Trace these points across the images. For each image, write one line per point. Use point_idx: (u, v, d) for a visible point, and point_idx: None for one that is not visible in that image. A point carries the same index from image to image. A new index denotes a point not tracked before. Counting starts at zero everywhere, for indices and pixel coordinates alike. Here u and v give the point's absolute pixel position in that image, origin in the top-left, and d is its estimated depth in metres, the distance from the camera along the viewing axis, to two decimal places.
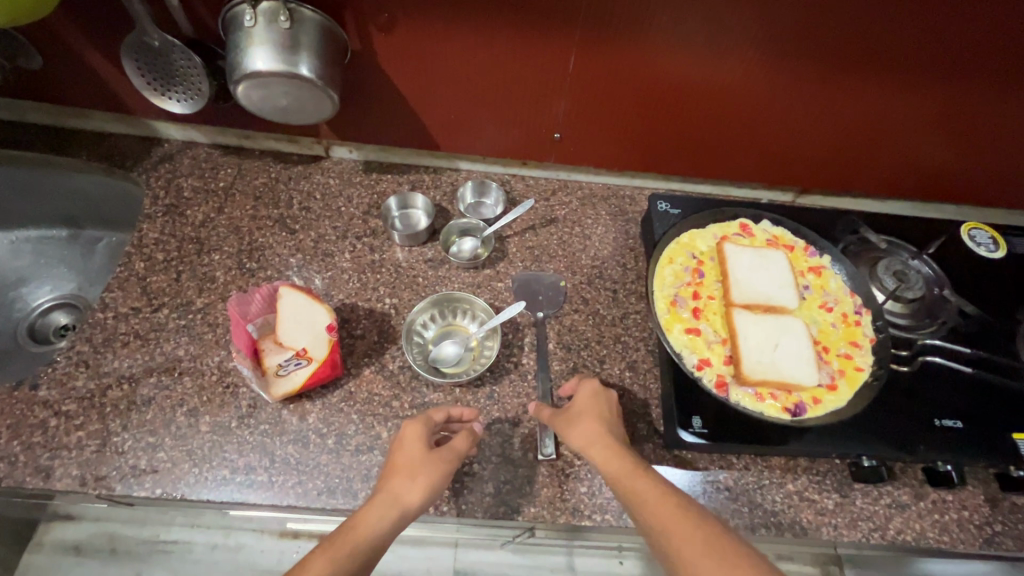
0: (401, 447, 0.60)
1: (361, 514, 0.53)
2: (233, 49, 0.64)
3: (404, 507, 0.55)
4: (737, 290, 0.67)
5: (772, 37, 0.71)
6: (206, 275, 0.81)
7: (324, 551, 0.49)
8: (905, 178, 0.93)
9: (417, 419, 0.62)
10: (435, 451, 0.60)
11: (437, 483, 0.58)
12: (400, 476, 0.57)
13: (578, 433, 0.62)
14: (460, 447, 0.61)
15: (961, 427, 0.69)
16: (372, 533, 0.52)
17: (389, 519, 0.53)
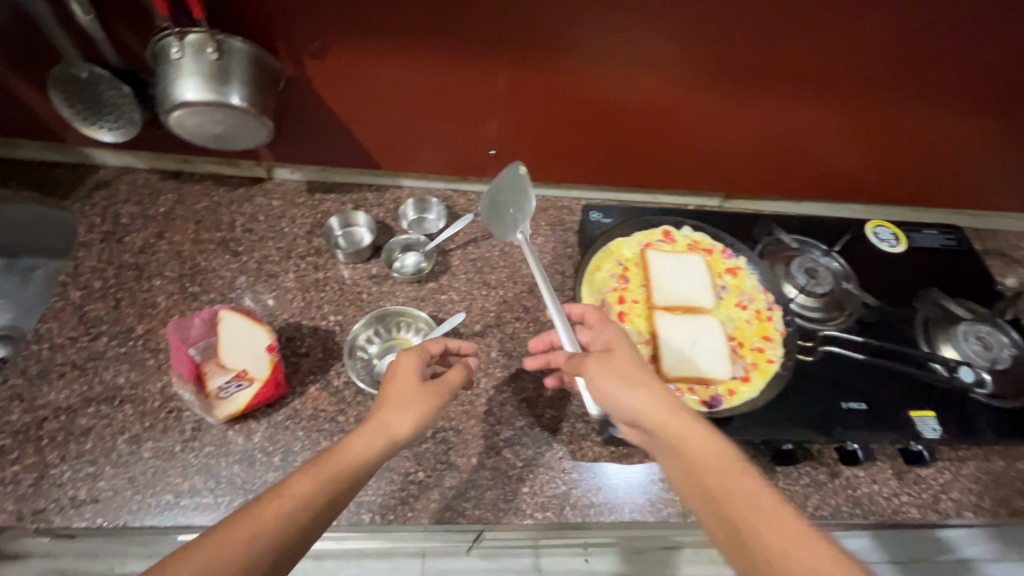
0: (394, 377, 0.62)
1: (349, 441, 0.55)
2: (161, 80, 0.65)
3: (392, 436, 0.57)
4: (658, 294, 0.72)
5: (684, 56, 0.76)
6: (146, 301, 0.81)
7: (304, 474, 0.51)
8: (818, 181, 1.00)
9: (412, 351, 0.65)
10: (430, 383, 0.63)
11: (426, 414, 0.60)
12: (392, 406, 0.59)
13: (647, 396, 0.55)
14: (452, 380, 0.64)
15: (864, 409, 0.75)
16: (361, 460, 0.54)
17: (376, 446, 0.56)
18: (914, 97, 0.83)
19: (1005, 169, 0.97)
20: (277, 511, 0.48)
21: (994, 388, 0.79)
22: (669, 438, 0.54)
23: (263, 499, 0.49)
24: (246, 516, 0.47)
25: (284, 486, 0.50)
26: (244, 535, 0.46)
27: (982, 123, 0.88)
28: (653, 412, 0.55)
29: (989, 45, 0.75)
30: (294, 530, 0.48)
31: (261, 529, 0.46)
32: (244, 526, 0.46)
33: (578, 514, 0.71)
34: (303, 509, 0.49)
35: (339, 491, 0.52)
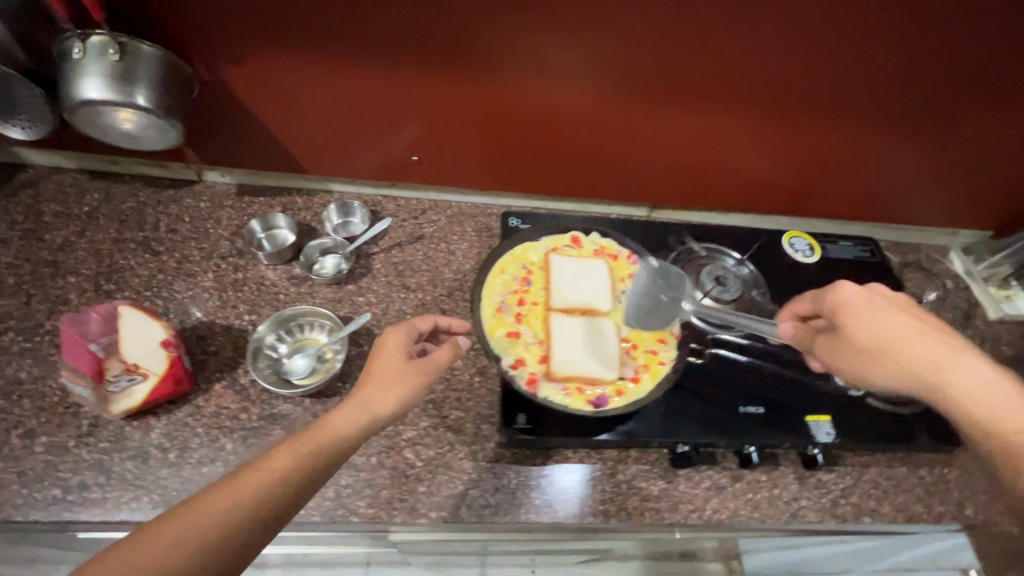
0: (380, 354, 0.62)
1: (333, 415, 0.54)
2: (64, 79, 0.67)
3: (375, 414, 0.56)
4: (557, 296, 0.75)
5: (588, 68, 0.79)
6: (59, 297, 0.81)
7: (287, 447, 0.51)
8: (738, 193, 1.04)
9: (399, 329, 0.64)
10: (416, 361, 0.61)
11: (412, 393, 0.59)
12: (378, 382, 0.58)
13: (961, 351, 0.57)
14: (441, 358, 0.63)
15: (761, 412, 0.79)
16: (340, 436, 0.53)
17: (359, 422, 0.55)
18: (818, 110, 0.86)
19: (918, 182, 1.00)
20: (256, 485, 0.47)
21: (886, 394, 0.84)
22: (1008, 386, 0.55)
23: (245, 471, 0.48)
24: (227, 489, 0.46)
25: (265, 460, 0.49)
26: (228, 504, 0.45)
27: (888, 137, 0.91)
28: (962, 356, 0.57)
29: (881, 63, 0.78)
30: (272, 499, 0.47)
31: (242, 497, 0.46)
32: (222, 497, 0.46)
33: (473, 514, 0.71)
34: (283, 483, 0.48)
35: (319, 464, 0.51)
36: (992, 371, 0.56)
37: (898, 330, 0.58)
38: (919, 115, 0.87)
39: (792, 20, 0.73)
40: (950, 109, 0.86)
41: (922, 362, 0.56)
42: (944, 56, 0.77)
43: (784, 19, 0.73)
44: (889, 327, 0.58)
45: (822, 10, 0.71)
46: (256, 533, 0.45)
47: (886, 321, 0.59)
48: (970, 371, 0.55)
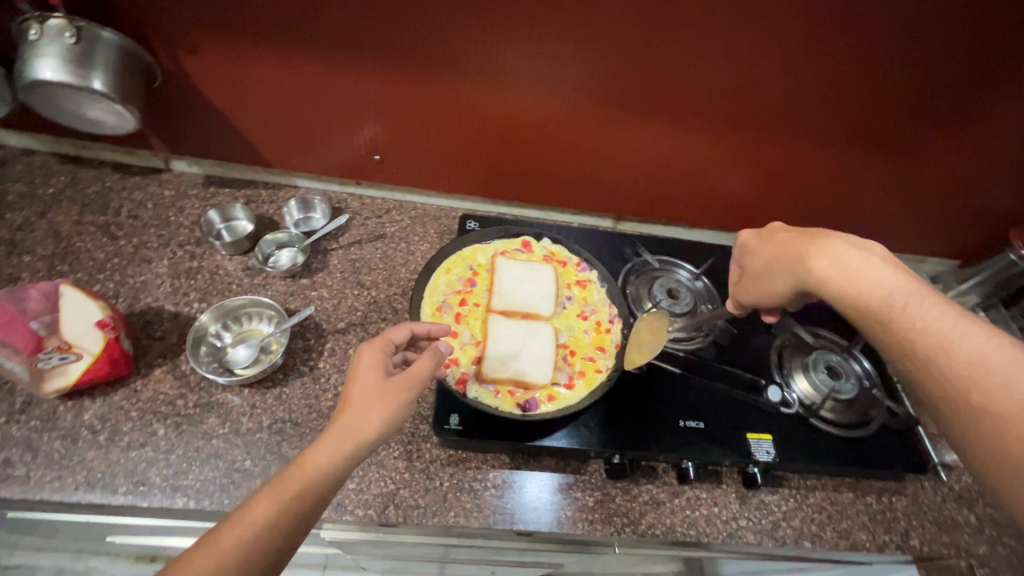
0: (355, 378, 0.58)
1: (313, 449, 0.52)
2: (20, 57, 0.68)
3: (360, 439, 0.53)
4: (499, 299, 0.76)
5: (544, 76, 0.80)
6: (12, 275, 0.82)
7: (269, 494, 0.49)
8: (701, 207, 1.04)
9: (371, 349, 0.60)
10: (394, 378, 0.58)
11: (397, 410, 0.56)
12: (357, 407, 0.55)
13: (820, 238, 0.61)
14: (420, 370, 0.59)
15: (702, 427, 0.77)
16: (323, 472, 0.51)
17: (342, 453, 0.52)
18: (777, 129, 0.87)
19: (881, 206, 1.00)
20: (238, 542, 0.46)
21: (840, 416, 0.81)
22: (858, 262, 0.57)
23: (226, 527, 0.47)
24: (207, 550, 0.45)
25: (246, 510, 0.48)
26: (210, 566, 0.44)
27: (847, 159, 0.91)
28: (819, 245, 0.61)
29: (835, 86, 0.79)
30: (258, 552, 0.47)
31: (225, 558, 0.45)
32: (205, 556, 0.45)
33: (400, 515, 0.70)
34: (269, 534, 0.47)
35: (305, 506, 0.49)
36: (849, 249, 0.59)
37: (776, 249, 0.66)
38: (877, 139, 0.87)
39: (745, 39, 0.73)
40: (908, 134, 0.86)
41: (791, 271, 0.62)
42: (898, 81, 0.77)
43: (737, 38, 0.73)
44: (773, 249, 0.66)
45: (774, 29, 0.72)
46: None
47: (770, 248, 0.67)
48: (829, 259, 0.58)
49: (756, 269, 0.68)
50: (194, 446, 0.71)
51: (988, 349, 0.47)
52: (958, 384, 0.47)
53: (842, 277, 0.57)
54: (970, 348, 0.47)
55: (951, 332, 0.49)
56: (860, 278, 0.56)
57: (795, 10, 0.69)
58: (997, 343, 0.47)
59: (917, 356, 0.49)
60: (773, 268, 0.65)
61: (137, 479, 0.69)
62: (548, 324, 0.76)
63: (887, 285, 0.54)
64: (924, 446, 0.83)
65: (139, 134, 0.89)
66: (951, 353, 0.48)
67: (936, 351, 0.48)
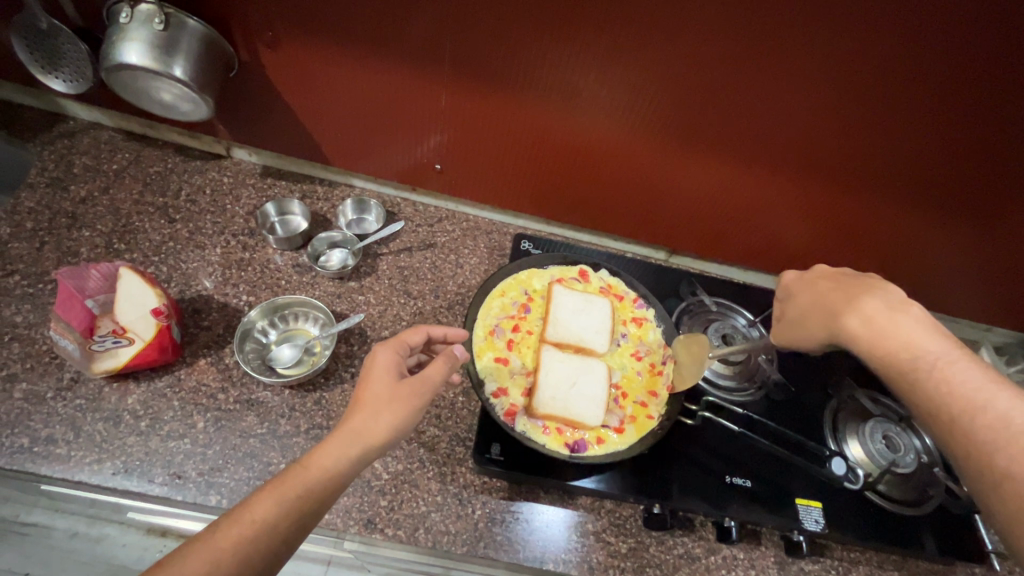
0: (369, 377, 0.57)
1: (319, 451, 0.51)
2: (109, 39, 0.69)
3: (366, 444, 0.53)
4: (553, 329, 0.76)
5: (619, 106, 0.78)
6: (70, 249, 0.83)
7: (270, 494, 0.48)
8: (759, 252, 1.01)
9: (387, 349, 0.60)
10: (407, 382, 0.57)
11: (407, 416, 0.55)
12: (365, 411, 0.54)
13: (853, 292, 0.57)
14: (434, 374, 0.59)
15: (748, 486, 0.75)
16: (329, 476, 0.50)
17: (348, 456, 0.51)
18: (855, 187, 0.83)
19: (957, 273, 0.95)
20: (235, 544, 0.44)
21: (892, 491, 0.78)
22: (891, 325, 0.53)
23: (223, 526, 0.45)
24: (200, 550, 0.43)
25: (246, 509, 0.46)
26: (204, 567, 0.42)
27: (927, 224, 0.87)
28: (851, 301, 0.56)
29: (927, 151, 0.74)
30: (256, 555, 0.44)
31: (218, 558, 0.43)
32: (198, 558, 0.42)
33: (429, 539, 0.69)
34: (267, 536, 0.45)
35: (307, 509, 0.48)
36: (886, 307, 0.54)
37: (811, 295, 0.61)
38: (964, 210, 0.82)
39: (839, 94, 0.70)
40: (1000, 210, 0.81)
41: (822, 322, 0.58)
42: (999, 155, 0.72)
43: (828, 92, 0.70)
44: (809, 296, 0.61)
45: (870, 89, 0.68)
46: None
47: (807, 293, 0.62)
48: (863, 319, 0.54)
49: (784, 312, 0.64)
50: (231, 443, 0.71)
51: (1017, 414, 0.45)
52: (983, 449, 0.45)
53: (874, 340, 0.53)
54: (997, 413, 0.46)
55: (977, 395, 0.47)
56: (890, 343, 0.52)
57: (899, 71, 0.66)
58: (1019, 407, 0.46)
59: (945, 417, 0.47)
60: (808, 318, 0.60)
61: (173, 470, 0.68)
62: (601, 361, 0.75)
63: (914, 343, 0.51)
64: (982, 536, 0.78)
65: (206, 121, 0.89)
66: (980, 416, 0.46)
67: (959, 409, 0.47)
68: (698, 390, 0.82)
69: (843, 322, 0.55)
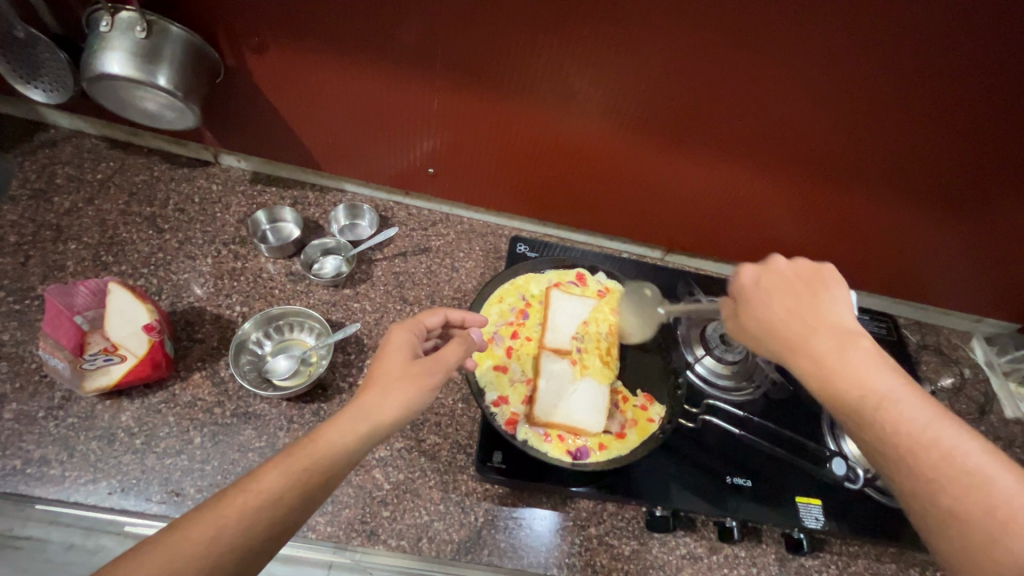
0: (383, 355, 0.57)
1: (330, 426, 0.50)
2: (89, 49, 0.67)
3: (375, 423, 0.51)
4: (551, 335, 0.76)
5: (612, 108, 0.78)
6: (56, 263, 0.81)
7: (277, 466, 0.46)
8: (754, 250, 1.01)
9: (404, 328, 0.60)
10: (419, 362, 0.57)
11: (416, 395, 0.54)
12: (376, 390, 0.54)
13: (833, 318, 0.52)
14: (449, 357, 0.59)
15: (748, 485, 0.75)
16: (337, 450, 0.49)
17: (357, 432, 0.50)
18: (850, 185, 0.83)
19: (950, 265, 0.95)
20: (240, 511, 0.43)
21: (890, 486, 0.79)
22: (867, 365, 0.48)
23: (229, 495, 0.44)
24: (206, 516, 0.42)
25: (253, 480, 0.45)
26: (208, 534, 0.41)
27: (920, 220, 0.87)
28: (842, 331, 0.51)
29: (920, 147, 0.75)
30: (261, 527, 0.43)
31: (223, 524, 0.42)
32: (199, 530, 0.41)
33: (433, 548, 0.68)
34: (271, 506, 0.44)
35: (314, 483, 0.47)
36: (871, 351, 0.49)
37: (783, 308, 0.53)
38: (957, 205, 0.83)
39: (835, 94, 0.70)
40: (993, 205, 0.81)
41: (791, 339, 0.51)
42: (992, 148, 0.73)
43: (821, 89, 0.70)
44: (772, 293, 0.55)
45: (866, 85, 0.68)
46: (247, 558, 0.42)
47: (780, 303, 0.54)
48: (834, 350, 0.49)
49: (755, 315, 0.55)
50: (229, 458, 0.70)
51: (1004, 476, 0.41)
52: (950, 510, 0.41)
53: (832, 376, 0.48)
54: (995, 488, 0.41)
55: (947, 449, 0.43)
56: (851, 379, 0.48)
57: (893, 70, 0.66)
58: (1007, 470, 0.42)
59: None
60: (785, 324, 0.52)
61: (171, 488, 0.67)
62: (598, 365, 0.75)
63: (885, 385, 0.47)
64: None
65: (193, 129, 0.87)
66: (963, 476, 0.42)
67: (929, 474, 0.42)
68: (698, 392, 0.82)
69: (824, 349, 0.49)
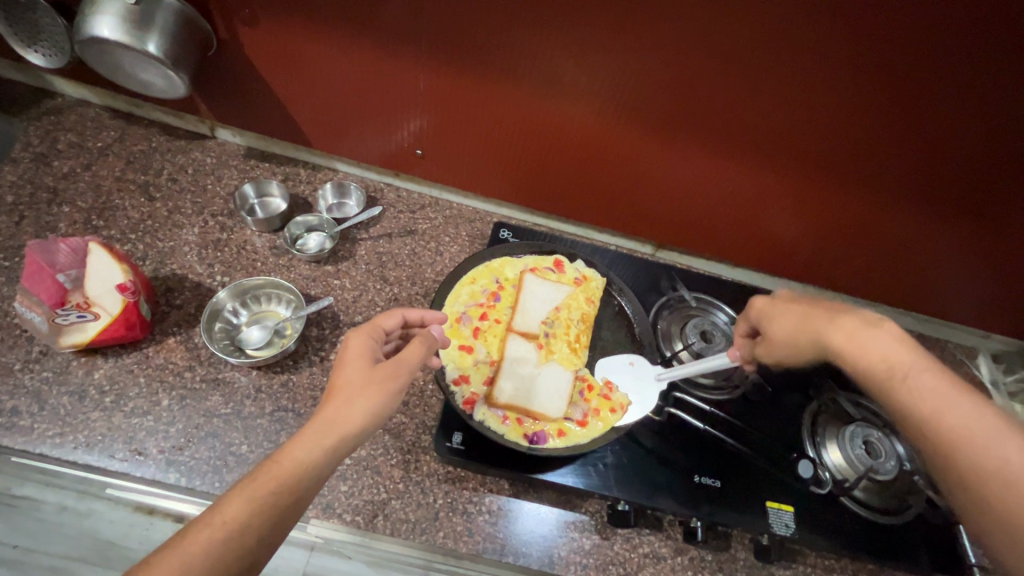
0: (342, 365, 0.55)
1: (289, 446, 0.49)
2: (82, 12, 0.69)
3: (341, 436, 0.50)
4: (520, 319, 0.75)
5: (597, 93, 0.76)
6: (49, 224, 0.83)
7: (238, 495, 0.46)
8: (747, 249, 0.98)
9: (361, 333, 0.58)
10: (380, 366, 0.55)
11: (384, 401, 0.53)
12: (339, 402, 0.52)
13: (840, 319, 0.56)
14: (411, 358, 0.58)
15: (718, 486, 0.73)
16: (301, 469, 0.48)
17: (321, 448, 0.49)
18: (845, 184, 0.80)
19: (953, 276, 0.91)
20: (204, 547, 0.43)
21: (870, 498, 0.75)
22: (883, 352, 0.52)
23: (193, 531, 0.44)
24: (172, 553, 0.42)
25: (215, 511, 0.45)
26: (175, 574, 0.42)
27: (919, 225, 0.83)
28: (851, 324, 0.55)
29: (917, 146, 0.71)
30: (231, 557, 0.44)
31: (192, 563, 0.42)
32: (167, 569, 0.42)
33: (388, 526, 0.68)
34: (239, 536, 0.45)
35: (280, 506, 0.47)
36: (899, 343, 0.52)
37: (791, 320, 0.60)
38: (960, 210, 0.79)
39: (826, 86, 0.67)
40: (998, 212, 0.77)
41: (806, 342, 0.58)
42: (995, 149, 0.69)
43: (809, 81, 0.67)
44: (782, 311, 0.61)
45: (857, 77, 0.65)
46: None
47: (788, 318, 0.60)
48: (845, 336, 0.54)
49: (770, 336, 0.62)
50: (194, 422, 0.71)
51: (1014, 452, 0.45)
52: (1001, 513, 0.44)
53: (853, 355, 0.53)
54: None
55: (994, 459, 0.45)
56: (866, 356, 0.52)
57: (886, 60, 0.63)
58: (1015, 443, 0.45)
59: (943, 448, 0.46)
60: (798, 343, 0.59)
61: (135, 447, 0.68)
62: (566, 353, 0.74)
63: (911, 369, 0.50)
64: (964, 547, 0.75)
65: (189, 100, 0.89)
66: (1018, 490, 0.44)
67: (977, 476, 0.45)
68: (674, 387, 0.79)
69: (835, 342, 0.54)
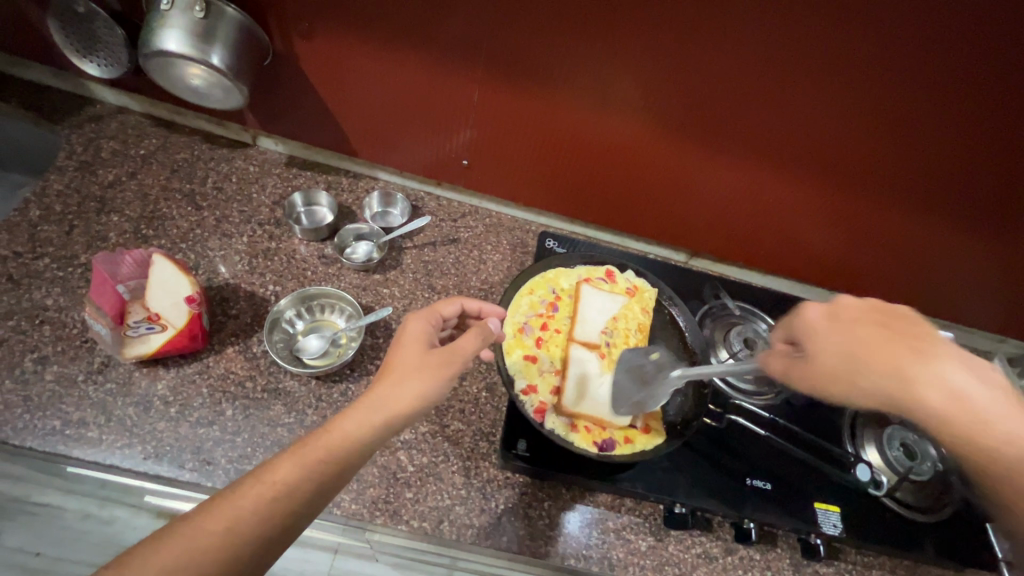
0: (399, 344, 0.58)
1: (342, 416, 0.51)
2: (148, 26, 0.69)
3: (391, 414, 0.52)
4: (580, 329, 0.79)
5: (649, 110, 0.78)
6: (99, 234, 0.83)
7: (291, 457, 0.48)
8: (779, 259, 1.02)
9: (419, 317, 0.61)
10: (433, 352, 0.57)
11: (432, 386, 0.55)
12: (392, 380, 0.54)
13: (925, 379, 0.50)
14: (465, 348, 0.59)
15: (768, 488, 0.76)
16: (349, 440, 0.50)
17: (369, 423, 0.51)
18: (882, 200, 0.83)
19: (977, 286, 0.95)
20: (253, 503, 0.45)
21: (907, 497, 0.79)
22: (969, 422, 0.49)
23: (245, 485, 0.46)
24: (223, 504, 0.44)
25: (267, 470, 0.47)
26: (224, 524, 0.43)
27: (950, 239, 0.87)
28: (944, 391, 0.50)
29: (956, 166, 0.75)
30: (277, 517, 0.45)
31: (237, 518, 0.44)
32: (215, 519, 0.43)
33: (453, 532, 0.70)
34: (285, 499, 0.46)
35: (327, 474, 0.48)
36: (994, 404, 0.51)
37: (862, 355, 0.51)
38: (991, 226, 0.82)
39: (875, 108, 0.70)
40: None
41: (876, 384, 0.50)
42: None
43: (859, 103, 0.70)
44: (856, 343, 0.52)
45: (905, 100, 0.68)
46: (262, 551, 0.44)
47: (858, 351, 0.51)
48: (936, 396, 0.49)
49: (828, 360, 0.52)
50: (259, 431, 0.71)
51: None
52: None
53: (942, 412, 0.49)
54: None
55: None
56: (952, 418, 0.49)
57: (934, 86, 0.66)
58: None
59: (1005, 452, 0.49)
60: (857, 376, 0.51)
61: (203, 457, 0.69)
62: (625, 363, 0.78)
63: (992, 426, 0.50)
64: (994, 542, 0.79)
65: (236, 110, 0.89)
66: None
67: None
68: (721, 394, 0.83)
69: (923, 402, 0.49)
